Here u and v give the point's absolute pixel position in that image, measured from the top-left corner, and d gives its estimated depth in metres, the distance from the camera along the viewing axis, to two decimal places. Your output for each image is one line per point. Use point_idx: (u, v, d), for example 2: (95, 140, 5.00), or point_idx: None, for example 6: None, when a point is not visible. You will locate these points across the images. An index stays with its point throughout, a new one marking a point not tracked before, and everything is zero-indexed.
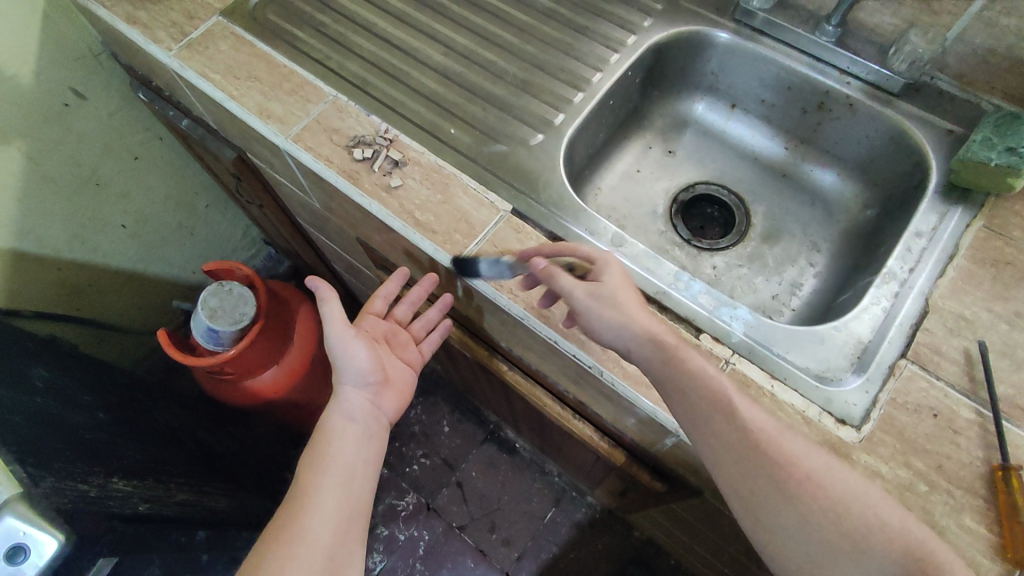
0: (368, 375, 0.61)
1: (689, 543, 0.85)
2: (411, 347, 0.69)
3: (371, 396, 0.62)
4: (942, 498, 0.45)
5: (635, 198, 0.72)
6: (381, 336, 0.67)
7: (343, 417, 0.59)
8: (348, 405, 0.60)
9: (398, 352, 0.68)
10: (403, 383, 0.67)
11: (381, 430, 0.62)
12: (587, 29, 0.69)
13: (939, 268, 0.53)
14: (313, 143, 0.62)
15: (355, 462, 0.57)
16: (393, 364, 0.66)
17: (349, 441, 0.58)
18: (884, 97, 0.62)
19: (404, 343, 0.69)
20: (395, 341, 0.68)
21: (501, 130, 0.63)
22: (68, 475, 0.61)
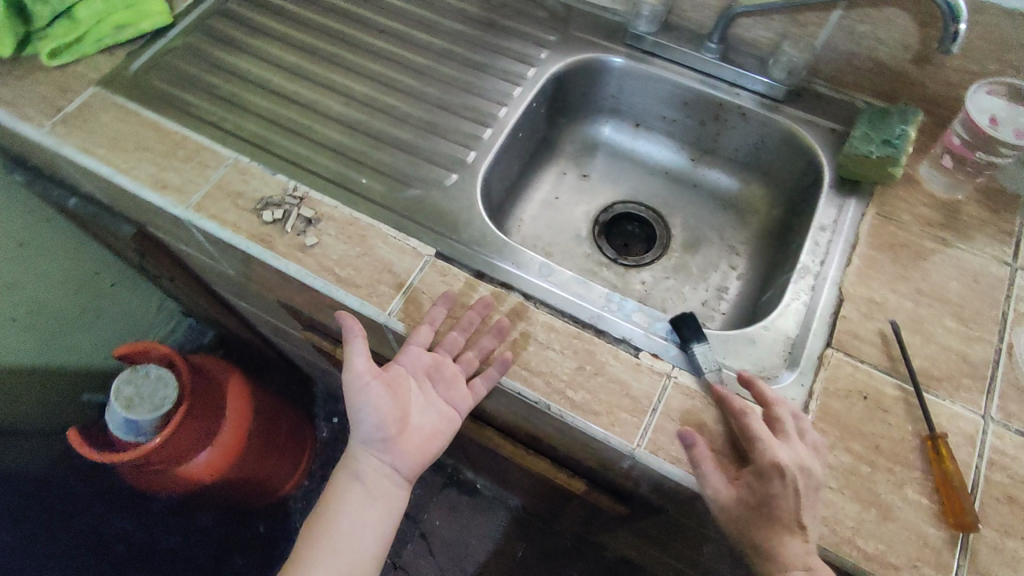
0: (376, 437, 0.54)
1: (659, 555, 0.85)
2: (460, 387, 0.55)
3: (384, 454, 0.55)
4: (884, 476, 0.47)
5: (558, 224, 0.73)
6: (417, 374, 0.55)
7: (351, 476, 0.55)
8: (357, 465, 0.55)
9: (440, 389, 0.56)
10: (433, 438, 0.56)
11: (397, 490, 0.56)
12: (486, 66, 0.69)
13: (846, 258, 0.57)
14: (217, 209, 0.59)
15: (357, 527, 0.54)
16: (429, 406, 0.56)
17: (352, 505, 0.54)
18: (770, 103, 0.66)
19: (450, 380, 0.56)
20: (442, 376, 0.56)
21: (413, 173, 0.62)
22: None
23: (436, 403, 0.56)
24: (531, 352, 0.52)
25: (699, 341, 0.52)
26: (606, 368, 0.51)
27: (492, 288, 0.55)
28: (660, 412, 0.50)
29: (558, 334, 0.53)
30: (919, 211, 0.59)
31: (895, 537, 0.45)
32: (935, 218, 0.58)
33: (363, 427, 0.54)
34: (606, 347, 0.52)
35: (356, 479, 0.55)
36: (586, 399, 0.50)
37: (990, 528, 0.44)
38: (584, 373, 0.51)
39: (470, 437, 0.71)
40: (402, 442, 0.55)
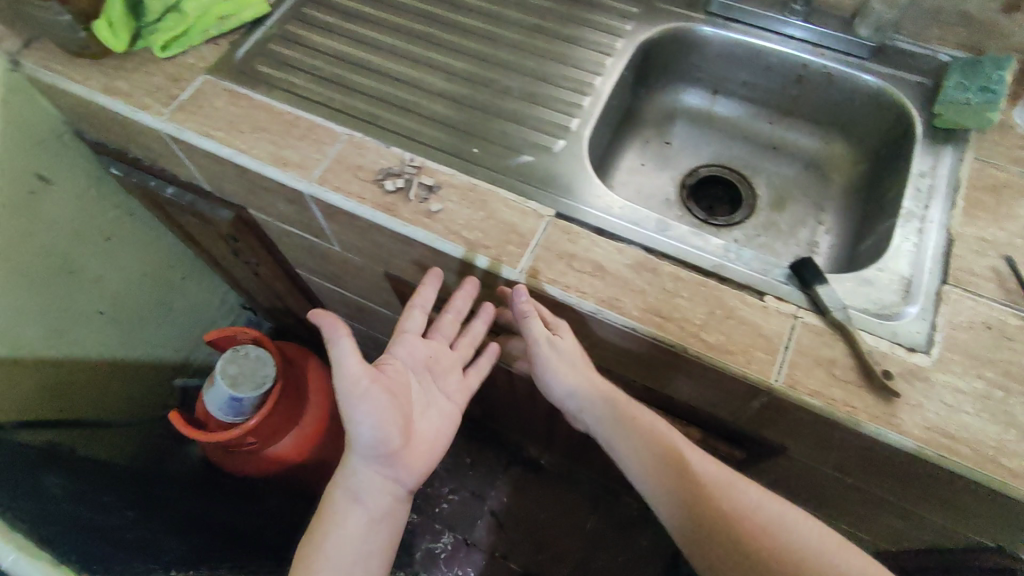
0: (380, 449, 0.56)
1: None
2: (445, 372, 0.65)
3: (387, 469, 0.57)
4: (1017, 398, 0.49)
5: (647, 190, 0.76)
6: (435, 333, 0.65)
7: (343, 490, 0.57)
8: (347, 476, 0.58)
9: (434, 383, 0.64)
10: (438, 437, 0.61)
11: (400, 505, 0.59)
12: (575, 38, 0.72)
13: (950, 201, 0.59)
14: (340, 182, 0.61)
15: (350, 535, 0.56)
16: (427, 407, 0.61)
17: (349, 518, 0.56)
18: (856, 61, 0.68)
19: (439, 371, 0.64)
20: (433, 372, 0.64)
21: (523, 141, 0.65)
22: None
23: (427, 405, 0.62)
24: (661, 300, 0.55)
25: (822, 283, 0.54)
26: (735, 312, 0.54)
27: (614, 244, 0.58)
28: (792, 349, 0.52)
29: (684, 283, 0.55)
30: (1017, 154, 0.61)
31: None
32: None
33: (365, 434, 0.55)
34: (733, 293, 0.55)
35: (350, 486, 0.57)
36: (721, 341, 0.53)
37: None
38: (716, 317, 0.54)
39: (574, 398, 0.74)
40: (402, 455, 0.58)
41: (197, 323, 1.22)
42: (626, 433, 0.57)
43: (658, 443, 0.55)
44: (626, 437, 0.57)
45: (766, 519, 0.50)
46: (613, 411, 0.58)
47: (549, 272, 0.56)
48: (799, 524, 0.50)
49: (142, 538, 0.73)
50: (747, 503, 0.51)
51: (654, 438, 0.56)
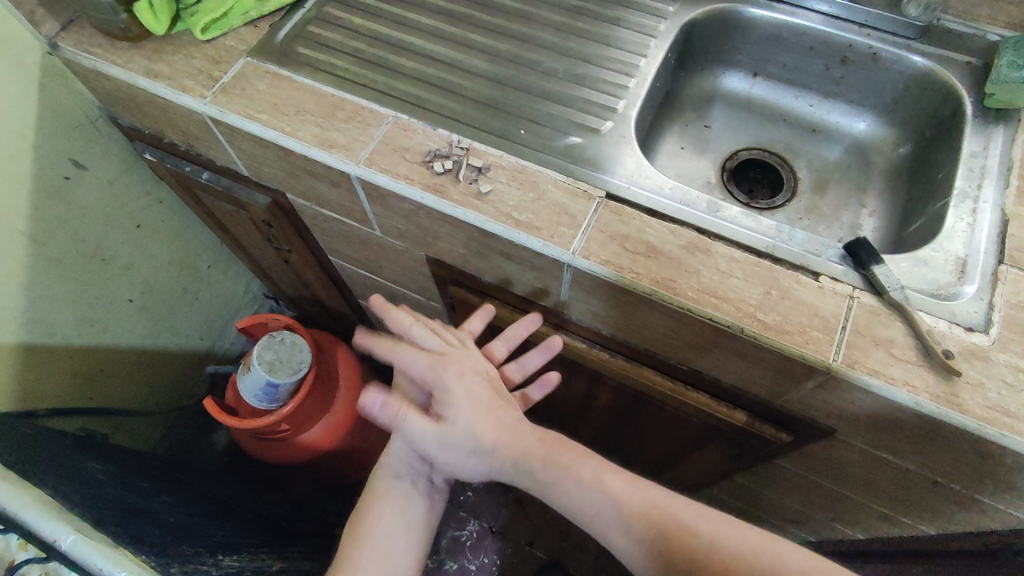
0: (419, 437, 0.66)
1: (759, 489, 0.90)
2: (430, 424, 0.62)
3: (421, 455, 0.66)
4: None
5: (688, 173, 0.75)
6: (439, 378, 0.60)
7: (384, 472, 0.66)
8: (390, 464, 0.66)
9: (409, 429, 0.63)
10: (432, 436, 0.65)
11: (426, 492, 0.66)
12: (617, 20, 0.72)
13: (1003, 182, 0.59)
14: (388, 164, 0.62)
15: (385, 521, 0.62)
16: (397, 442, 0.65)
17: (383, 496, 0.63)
18: (904, 42, 0.67)
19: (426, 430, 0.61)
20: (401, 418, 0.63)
21: (568, 122, 0.64)
22: (159, 561, 0.58)
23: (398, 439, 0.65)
24: (716, 281, 0.54)
25: (877, 263, 0.54)
26: (791, 293, 0.54)
27: (666, 225, 0.57)
28: (850, 329, 0.52)
29: (739, 264, 0.55)
30: None
31: None
32: None
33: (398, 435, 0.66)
34: (788, 274, 0.55)
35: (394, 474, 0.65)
36: (777, 321, 0.52)
37: None
38: (772, 298, 0.54)
39: (614, 382, 0.74)
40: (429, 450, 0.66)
41: (220, 311, 1.20)
42: (594, 504, 0.52)
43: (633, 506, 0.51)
44: (594, 506, 0.52)
45: (770, 564, 0.47)
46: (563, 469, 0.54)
47: (602, 253, 0.56)
48: (799, 558, 0.48)
49: (181, 523, 0.73)
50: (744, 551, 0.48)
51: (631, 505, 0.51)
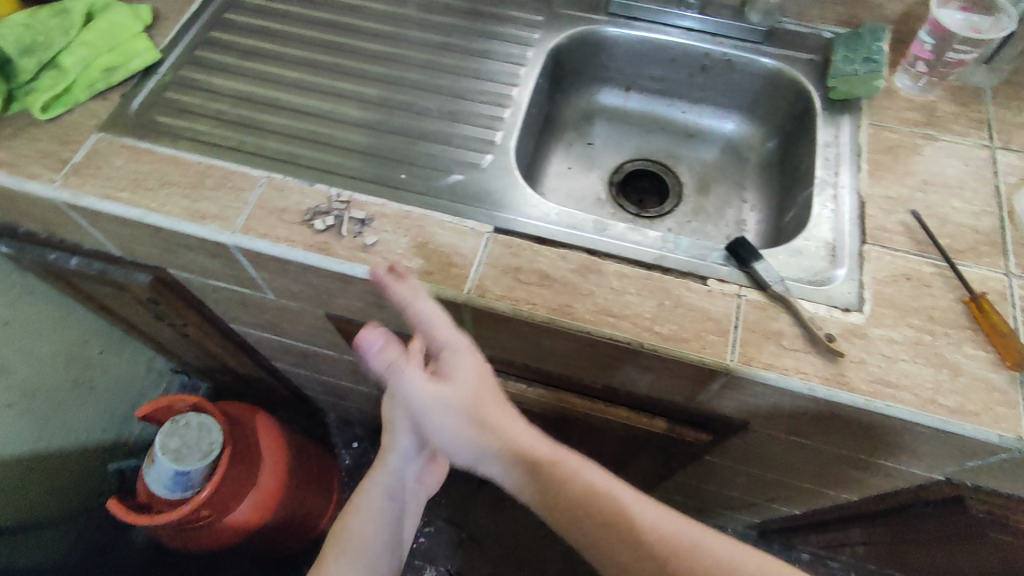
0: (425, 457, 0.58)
1: (698, 484, 0.92)
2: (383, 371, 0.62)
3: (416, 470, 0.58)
4: (944, 340, 0.53)
5: (577, 192, 0.76)
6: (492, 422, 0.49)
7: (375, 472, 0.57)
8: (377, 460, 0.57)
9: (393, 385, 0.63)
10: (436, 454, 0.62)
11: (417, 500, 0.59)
12: (486, 53, 0.72)
13: (855, 166, 0.63)
14: (266, 228, 0.59)
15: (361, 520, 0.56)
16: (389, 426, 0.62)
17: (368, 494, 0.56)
18: (752, 46, 0.72)
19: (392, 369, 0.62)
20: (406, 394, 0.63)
21: (449, 161, 0.64)
22: None
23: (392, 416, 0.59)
24: (611, 300, 0.55)
25: (757, 260, 0.56)
26: (683, 300, 0.55)
27: (556, 250, 0.58)
28: (742, 327, 0.54)
29: (630, 279, 0.56)
30: (903, 115, 0.66)
31: (968, 388, 0.51)
32: (918, 118, 0.65)
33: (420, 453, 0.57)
34: (677, 282, 0.56)
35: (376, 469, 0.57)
36: (674, 330, 0.53)
37: None
38: (665, 308, 0.55)
39: (539, 410, 0.73)
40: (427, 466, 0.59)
41: (120, 398, 1.11)
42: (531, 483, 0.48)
43: (572, 491, 0.46)
44: (539, 491, 0.47)
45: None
46: (524, 467, 0.48)
47: (496, 289, 0.56)
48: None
49: None
50: (686, 539, 0.43)
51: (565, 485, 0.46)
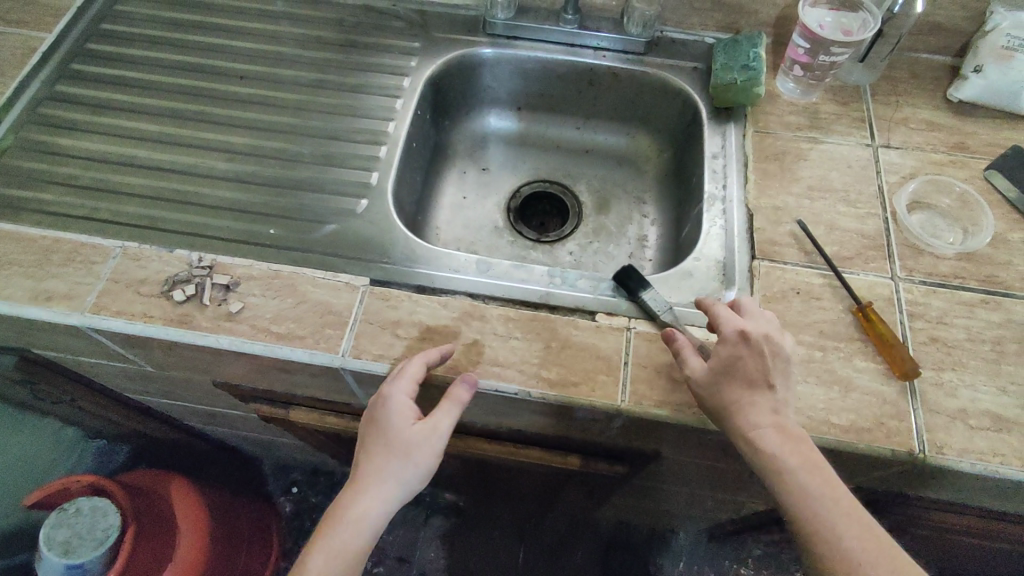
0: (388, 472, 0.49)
1: (637, 501, 0.90)
2: (402, 424, 0.47)
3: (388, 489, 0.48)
4: (835, 355, 0.52)
5: (473, 222, 0.73)
6: (732, 404, 0.46)
7: (358, 531, 0.45)
8: (365, 515, 0.45)
9: (382, 435, 0.47)
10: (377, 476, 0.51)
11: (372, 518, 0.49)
12: (360, 86, 0.67)
13: (743, 177, 0.62)
14: (121, 304, 0.54)
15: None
16: (356, 481, 0.46)
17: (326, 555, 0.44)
18: (635, 58, 0.70)
19: (396, 421, 0.47)
20: (365, 433, 0.48)
21: (322, 209, 0.60)
22: None
23: (425, 476, 0.47)
24: (496, 347, 0.52)
25: (645, 289, 0.54)
26: (571, 339, 0.53)
27: (437, 298, 0.55)
28: (631, 364, 0.52)
29: (516, 322, 0.53)
30: (787, 120, 0.65)
31: (860, 403, 0.50)
32: (801, 122, 0.64)
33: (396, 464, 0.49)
34: (564, 321, 0.54)
35: (344, 515, 0.45)
36: (563, 374, 0.51)
37: (926, 369, 0.51)
38: (552, 350, 0.52)
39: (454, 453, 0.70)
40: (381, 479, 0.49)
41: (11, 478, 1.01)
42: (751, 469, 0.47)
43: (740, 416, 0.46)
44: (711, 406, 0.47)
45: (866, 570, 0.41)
46: (717, 386, 0.47)
47: (374, 348, 0.52)
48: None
49: None
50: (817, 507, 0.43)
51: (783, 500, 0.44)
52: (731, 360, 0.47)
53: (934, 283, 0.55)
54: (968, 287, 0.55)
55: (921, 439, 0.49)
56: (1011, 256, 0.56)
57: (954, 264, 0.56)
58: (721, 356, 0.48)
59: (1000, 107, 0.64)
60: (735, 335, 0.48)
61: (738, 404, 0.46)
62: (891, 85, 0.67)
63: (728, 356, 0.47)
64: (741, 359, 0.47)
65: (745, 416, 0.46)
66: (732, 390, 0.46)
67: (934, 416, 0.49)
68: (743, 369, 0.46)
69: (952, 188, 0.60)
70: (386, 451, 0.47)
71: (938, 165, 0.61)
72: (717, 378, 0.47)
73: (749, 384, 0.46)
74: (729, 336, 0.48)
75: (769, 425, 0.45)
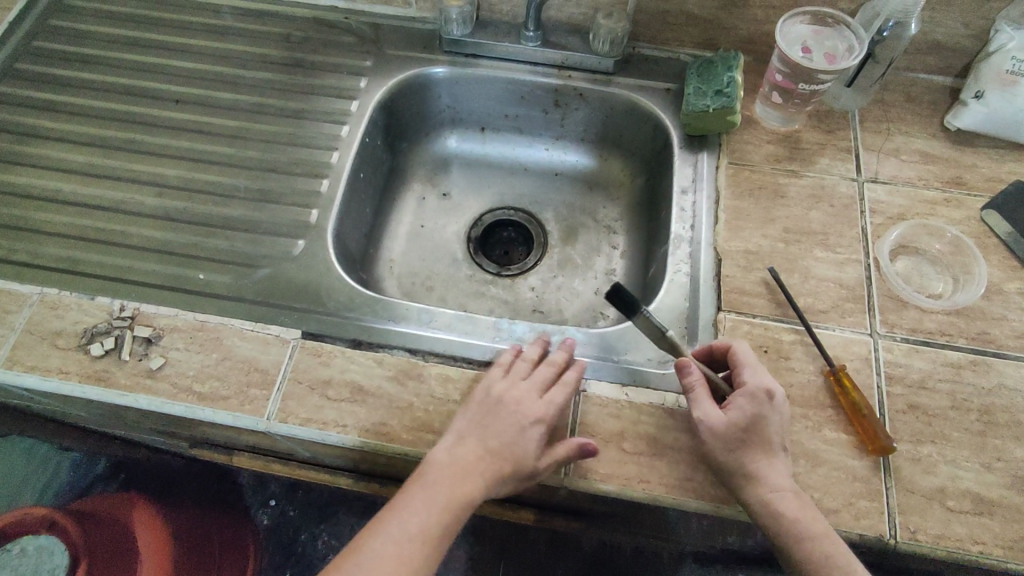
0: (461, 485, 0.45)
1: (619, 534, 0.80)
2: (534, 440, 0.45)
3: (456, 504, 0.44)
4: (803, 424, 0.47)
5: (431, 252, 0.68)
6: (749, 467, 0.43)
7: (454, 513, 0.43)
8: (465, 499, 0.43)
9: (512, 440, 0.45)
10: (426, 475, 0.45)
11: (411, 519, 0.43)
12: (304, 112, 0.63)
13: (712, 216, 0.57)
14: (35, 358, 0.50)
15: (393, 555, 0.41)
16: (471, 466, 0.44)
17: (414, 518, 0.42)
18: (603, 78, 0.65)
19: (529, 435, 0.45)
20: (492, 416, 0.46)
21: (256, 252, 0.56)
22: None
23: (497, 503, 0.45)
24: (433, 411, 0.48)
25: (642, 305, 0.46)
26: None
27: (373, 355, 0.51)
28: (579, 432, 0.47)
29: (456, 383, 0.49)
30: (765, 150, 0.59)
31: (830, 481, 0.45)
32: (780, 153, 0.59)
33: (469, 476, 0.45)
34: None
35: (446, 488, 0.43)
36: None
37: (905, 442, 0.46)
38: None
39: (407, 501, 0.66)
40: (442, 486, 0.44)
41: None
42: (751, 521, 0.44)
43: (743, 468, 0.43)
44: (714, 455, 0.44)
45: None
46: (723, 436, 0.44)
47: (301, 412, 0.48)
48: None
49: None
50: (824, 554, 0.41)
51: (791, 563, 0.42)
52: (755, 418, 0.44)
53: (917, 341, 0.50)
54: (955, 346, 0.50)
55: (893, 522, 0.44)
56: (1005, 310, 0.51)
57: (940, 319, 0.51)
58: (744, 411, 0.44)
59: (999, 137, 0.58)
60: (764, 395, 0.44)
61: (755, 465, 0.43)
62: (883, 111, 0.61)
63: (751, 414, 0.44)
64: (764, 418, 0.44)
65: (764, 478, 0.43)
66: (750, 450, 0.43)
67: (909, 496, 0.45)
68: (764, 429, 0.44)
69: (943, 233, 0.55)
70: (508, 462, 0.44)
71: (929, 204, 0.56)
72: (734, 435, 0.43)
73: (766, 447, 0.44)
74: (753, 392, 0.44)
75: (776, 483, 0.43)
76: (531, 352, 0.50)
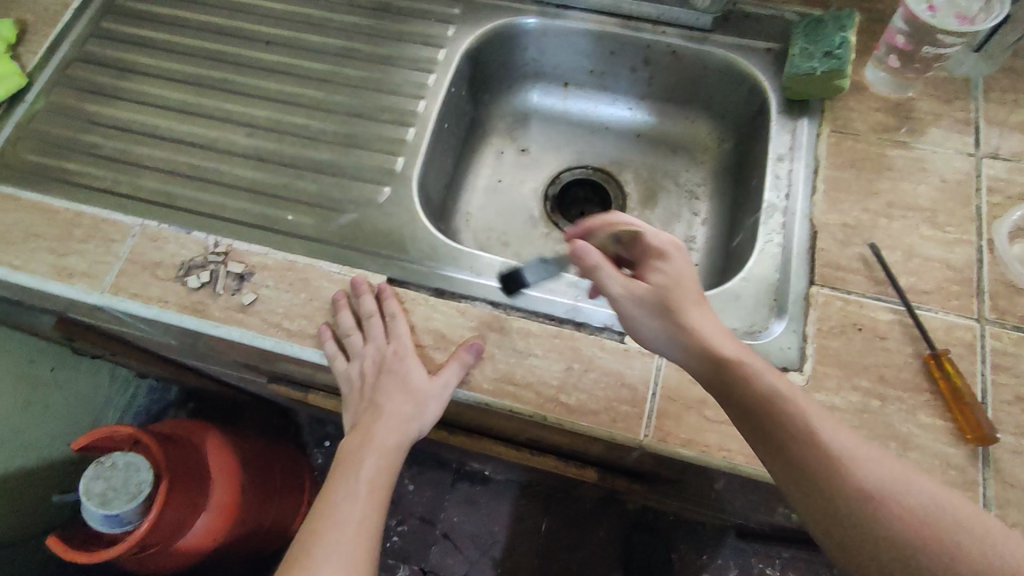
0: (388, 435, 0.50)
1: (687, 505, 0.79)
2: (417, 379, 0.48)
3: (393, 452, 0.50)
4: (896, 407, 0.45)
5: (508, 208, 0.68)
6: (686, 322, 0.41)
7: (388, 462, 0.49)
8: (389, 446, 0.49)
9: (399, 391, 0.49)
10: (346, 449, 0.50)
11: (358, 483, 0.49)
12: (391, 58, 0.63)
13: (811, 186, 0.54)
14: (137, 287, 0.52)
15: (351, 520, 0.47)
16: (372, 422, 0.50)
17: (351, 485, 0.48)
18: (699, 35, 0.62)
19: (407, 374, 0.48)
20: (372, 383, 0.50)
21: (342, 197, 0.57)
22: None
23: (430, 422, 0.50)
24: (513, 364, 0.48)
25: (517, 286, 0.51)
26: (595, 363, 0.48)
27: (455, 305, 0.51)
28: (660, 396, 0.47)
29: (537, 338, 0.49)
30: (874, 118, 0.55)
31: (921, 467, 0.43)
32: (890, 122, 0.55)
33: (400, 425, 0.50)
34: (590, 341, 0.49)
35: (367, 452, 0.49)
36: (582, 402, 0.47)
37: (1007, 434, 0.44)
38: (574, 373, 0.48)
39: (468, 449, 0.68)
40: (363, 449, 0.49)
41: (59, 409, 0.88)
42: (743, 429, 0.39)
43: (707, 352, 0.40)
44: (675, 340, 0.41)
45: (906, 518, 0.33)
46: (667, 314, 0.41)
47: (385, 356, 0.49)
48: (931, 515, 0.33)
49: None
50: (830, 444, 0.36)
51: (822, 464, 0.35)
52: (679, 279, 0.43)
53: None
54: None
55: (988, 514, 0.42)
56: None
57: None
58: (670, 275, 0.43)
59: None
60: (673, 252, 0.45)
61: (708, 332, 0.41)
62: (1009, 81, 0.56)
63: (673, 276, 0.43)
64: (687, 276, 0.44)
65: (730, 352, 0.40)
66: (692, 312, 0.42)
67: (1007, 490, 0.43)
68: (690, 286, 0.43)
69: None
70: (404, 398, 0.48)
71: None
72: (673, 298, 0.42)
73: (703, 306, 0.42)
74: (659, 249, 0.45)
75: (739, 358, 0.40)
76: (349, 321, 0.50)
